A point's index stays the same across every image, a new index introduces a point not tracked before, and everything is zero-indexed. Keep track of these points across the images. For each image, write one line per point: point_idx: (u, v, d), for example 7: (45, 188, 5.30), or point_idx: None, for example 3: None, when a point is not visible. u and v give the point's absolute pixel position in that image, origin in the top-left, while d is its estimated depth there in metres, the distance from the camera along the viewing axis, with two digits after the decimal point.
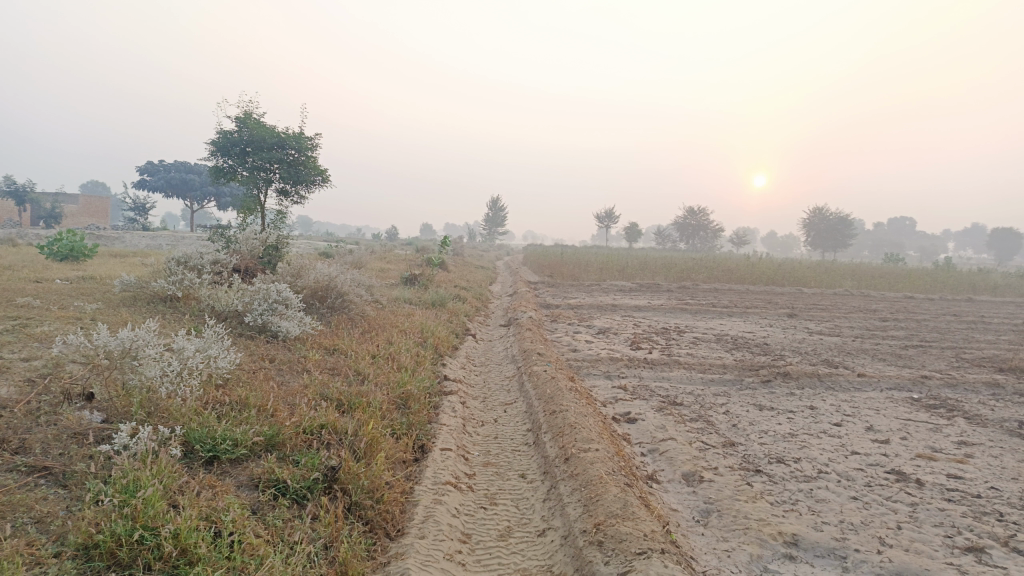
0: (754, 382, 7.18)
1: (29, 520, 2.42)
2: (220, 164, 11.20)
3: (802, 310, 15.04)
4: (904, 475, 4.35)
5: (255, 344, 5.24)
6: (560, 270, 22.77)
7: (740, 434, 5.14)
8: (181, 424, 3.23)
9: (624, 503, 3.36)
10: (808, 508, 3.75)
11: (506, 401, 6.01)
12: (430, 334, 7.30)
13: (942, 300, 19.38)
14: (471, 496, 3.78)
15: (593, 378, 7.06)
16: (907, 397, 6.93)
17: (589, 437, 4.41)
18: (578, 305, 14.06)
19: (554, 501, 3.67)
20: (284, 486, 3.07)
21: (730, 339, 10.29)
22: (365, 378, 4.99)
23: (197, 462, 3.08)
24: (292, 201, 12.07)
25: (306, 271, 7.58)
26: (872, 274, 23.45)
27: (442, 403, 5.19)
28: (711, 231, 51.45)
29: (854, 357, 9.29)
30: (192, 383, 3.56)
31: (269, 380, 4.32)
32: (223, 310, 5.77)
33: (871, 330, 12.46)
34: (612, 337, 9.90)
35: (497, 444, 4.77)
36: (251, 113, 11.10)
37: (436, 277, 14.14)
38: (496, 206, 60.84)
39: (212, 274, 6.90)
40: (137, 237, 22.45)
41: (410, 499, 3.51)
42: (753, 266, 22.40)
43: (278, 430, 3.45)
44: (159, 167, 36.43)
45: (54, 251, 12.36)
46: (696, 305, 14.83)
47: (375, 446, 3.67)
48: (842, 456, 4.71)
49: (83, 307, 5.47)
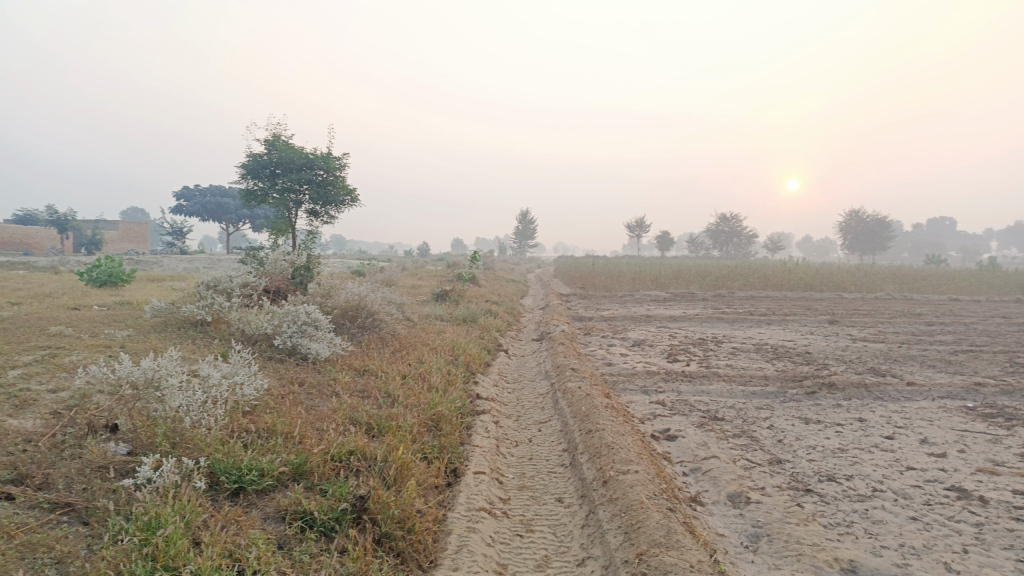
0: (797, 393, 6.92)
1: (50, 560, 2.32)
2: (251, 187, 11.29)
3: (843, 316, 14.62)
4: (965, 492, 4.09)
5: (284, 367, 5.16)
6: (592, 282, 22.53)
7: (786, 450, 4.92)
8: (206, 455, 3.14)
9: (668, 530, 3.17)
10: (864, 531, 3.53)
11: (541, 419, 5.86)
12: (462, 351, 7.19)
13: (989, 302, 18.75)
14: (506, 523, 3.63)
15: (629, 394, 6.86)
16: (961, 406, 6.61)
17: (627, 458, 4.23)
18: (611, 317, 13.86)
19: (593, 528, 3.50)
20: (312, 519, 2.96)
21: (769, 348, 10.00)
22: (396, 400, 4.87)
23: (222, 494, 2.99)
24: (322, 221, 12.10)
25: (336, 291, 7.54)
26: (913, 277, 22.82)
27: (475, 424, 5.07)
28: (744, 237, 50.72)
29: (902, 365, 8.94)
30: (218, 412, 3.48)
31: (298, 405, 4.24)
32: (253, 334, 5.72)
33: (917, 335, 12.04)
34: (647, 349, 9.68)
35: (532, 466, 4.62)
36: (280, 135, 11.17)
37: (468, 292, 14.05)
38: (525, 218, 60.84)
39: (242, 297, 6.88)
40: (175, 261, 22.88)
41: (442, 528, 3.37)
42: (790, 272, 21.91)
43: (305, 458, 3.35)
44: (194, 192, 37.14)
45: (93, 277, 12.56)
46: (733, 314, 14.50)
47: (406, 472, 3.55)
48: (897, 472, 4.46)
49: (114, 334, 5.47)
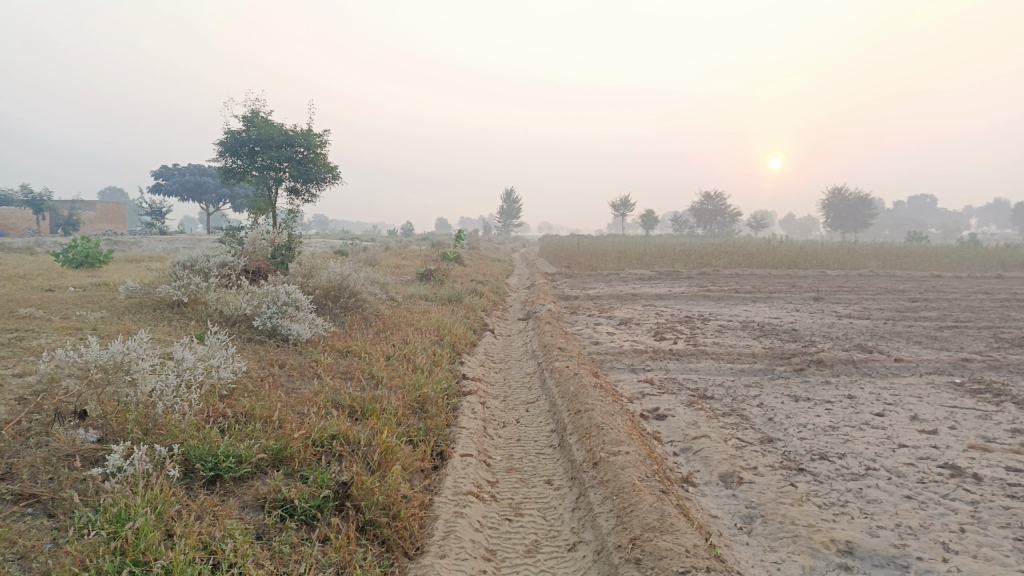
0: (786, 370, 6.87)
1: (12, 555, 2.17)
2: (229, 164, 10.99)
3: (828, 293, 14.61)
4: (959, 470, 4.04)
5: (264, 349, 5.01)
6: (577, 261, 22.41)
7: (777, 428, 4.85)
8: (179, 441, 3.00)
9: (661, 513, 3.08)
10: (860, 510, 3.46)
11: (528, 399, 5.76)
12: (447, 331, 7.06)
13: (971, 278, 18.84)
14: (494, 507, 3.53)
15: (617, 373, 6.77)
16: (949, 382, 6.59)
17: (618, 438, 4.13)
18: (597, 296, 13.75)
19: (584, 512, 3.41)
20: (292, 507, 2.83)
21: (756, 326, 9.95)
22: (379, 381, 4.74)
23: (198, 482, 2.85)
24: (303, 199, 11.87)
25: (317, 270, 7.37)
26: (896, 254, 22.92)
27: (461, 405, 4.96)
28: (728, 215, 50.77)
29: (888, 341, 8.92)
30: (192, 397, 3.33)
31: (278, 388, 4.10)
32: (232, 315, 5.55)
33: (902, 311, 12.05)
34: (634, 327, 9.61)
35: (520, 448, 4.51)
36: (259, 112, 10.87)
37: (452, 272, 13.89)
38: (509, 198, 60.68)
39: (220, 277, 6.68)
40: (155, 242, 22.48)
41: (429, 513, 3.26)
42: (775, 249, 21.92)
43: (286, 443, 3.22)
44: (172, 171, 36.51)
45: (69, 258, 12.26)
46: (718, 291, 14.45)
47: (391, 457, 3.43)
48: (889, 450, 4.41)
49: (86, 316, 5.28)
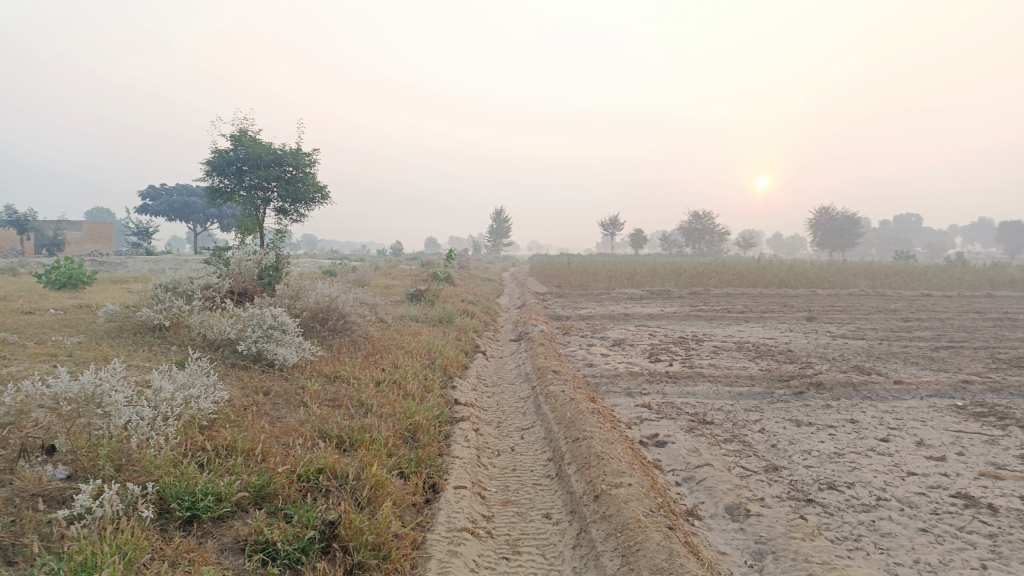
0: (785, 394, 6.72)
1: None
2: (216, 184, 10.82)
3: (820, 313, 14.52)
4: (973, 500, 3.89)
5: (249, 375, 4.81)
6: (568, 280, 22.29)
7: (781, 456, 4.69)
8: (154, 479, 2.80)
9: (669, 553, 2.91)
10: (875, 545, 3.30)
11: (523, 425, 5.57)
12: (438, 354, 6.88)
13: (961, 297, 18.85)
14: (491, 544, 3.34)
15: (613, 397, 6.60)
16: (951, 405, 6.45)
17: (619, 469, 3.96)
18: (589, 316, 13.59)
19: (586, 550, 3.23)
20: (275, 550, 2.64)
21: (751, 346, 9.82)
22: (369, 409, 4.55)
23: (174, 524, 2.66)
24: (291, 219, 11.69)
25: (305, 292, 7.17)
26: (885, 272, 22.94)
27: (454, 433, 4.77)
28: (717, 235, 50.95)
29: (886, 362, 8.79)
30: (170, 430, 3.13)
31: (261, 417, 3.90)
32: (215, 339, 5.35)
33: (896, 331, 11.95)
34: (628, 349, 9.46)
35: (516, 478, 4.33)
36: (247, 131, 10.73)
37: (443, 292, 13.70)
38: (499, 217, 60.73)
39: (204, 300, 6.48)
40: (140, 262, 22.19)
41: (421, 552, 3.07)
42: (765, 268, 21.89)
43: (269, 479, 3.03)
44: (160, 191, 36.24)
45: (52, 279, 12.00)
46: (711, 311, 14.34)
47: (381, 492, 3.25)
48: (898, 478, 4.25)
49: (63, 341, 5.06)
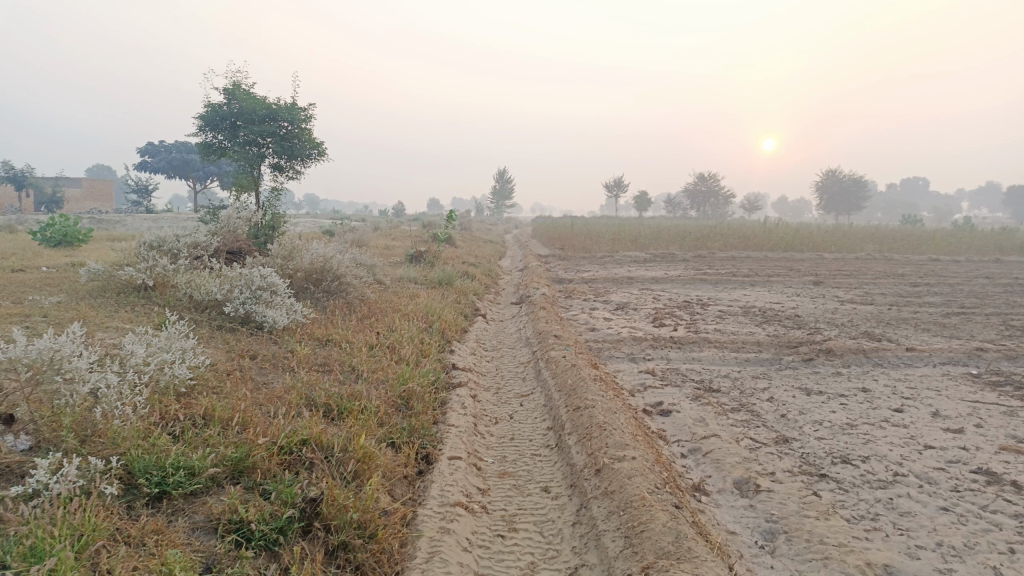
0: (794, 360, 6.52)
1: None
2: (209, 139, 10.51)
3: (827, 277, 14.24)
4: (995, 476, 3.68)
5: (235, 338, 4.60)
6: (571, 243, 21.98)
7: (792, 427, 4.49)
8: (121, 452, 2.60)
9: (676, 535, 2.71)
10: (894, 525, 3.10)
11: (522, 392, 5.37)
12: (437, 318, 6.66)
13: (970, 262, 18.50)
14: (486, 521, 3.14)
15: (616, 363, 6.40)
16: (966, 374, 6.23)
17: (623, 441, 3.75)
18: (593, 279, 13.33)
19: (586, 528, 3.04)
20: (249, 530, 2.44)
21: (758, 311, 9.58)
22: (360, 374, 4.35)
23: (141, 501, 2.46)
24: (288, 177, 11.37)
25: (299, 252, 6.92)
26: (892, 237, 22.59)
27: (450, 399, 4.57)
28: (721, 197, 50.41)
29: (896, 329, 8.56)
30: (140, 400, 2.92)
31: (244, 383, 3.69)
32: (202, 300, 5.12)
33: (905, 297, 11.70)
34: (632, 313, 9.24)
35: (514, 448, 4.13)
36: (240, 84, 10.36)
37: (444, 254, 13.45)
38: (502, 178, 60.19)
39: (191, 259, 6.23)
40: (139, 220, 21.90)
41: (410, 530, 2.88)
42: (771, 232, 21.54)
43: (247, 452, 2.82)
44: (159, 149, 35.77)
45: (47, 236, 11.75)
46: (715, 274, 14.08)
47: (369, 465, 3.05)
48: (915, 452, 4.05)
49: (42, 301, 4.84)
